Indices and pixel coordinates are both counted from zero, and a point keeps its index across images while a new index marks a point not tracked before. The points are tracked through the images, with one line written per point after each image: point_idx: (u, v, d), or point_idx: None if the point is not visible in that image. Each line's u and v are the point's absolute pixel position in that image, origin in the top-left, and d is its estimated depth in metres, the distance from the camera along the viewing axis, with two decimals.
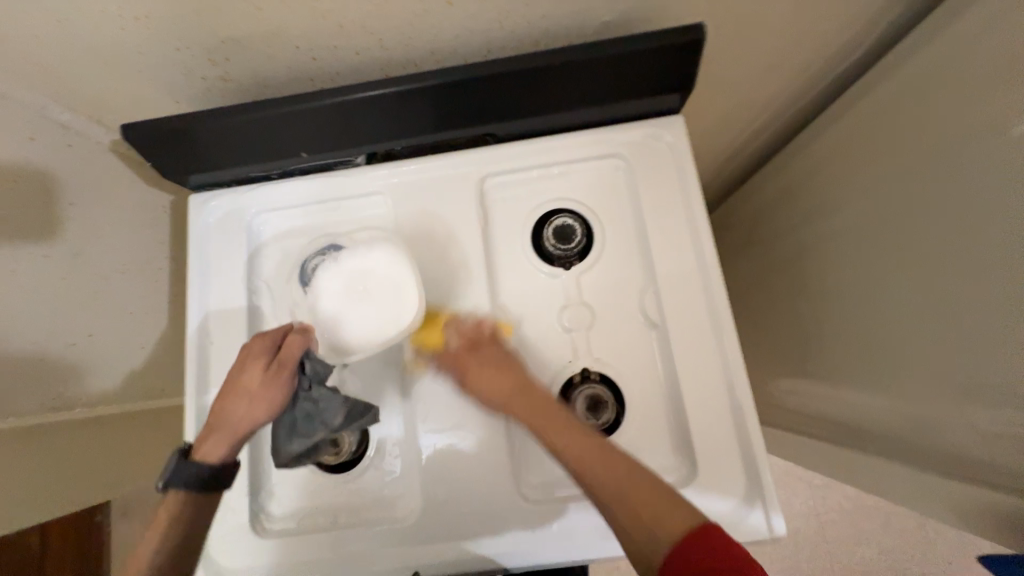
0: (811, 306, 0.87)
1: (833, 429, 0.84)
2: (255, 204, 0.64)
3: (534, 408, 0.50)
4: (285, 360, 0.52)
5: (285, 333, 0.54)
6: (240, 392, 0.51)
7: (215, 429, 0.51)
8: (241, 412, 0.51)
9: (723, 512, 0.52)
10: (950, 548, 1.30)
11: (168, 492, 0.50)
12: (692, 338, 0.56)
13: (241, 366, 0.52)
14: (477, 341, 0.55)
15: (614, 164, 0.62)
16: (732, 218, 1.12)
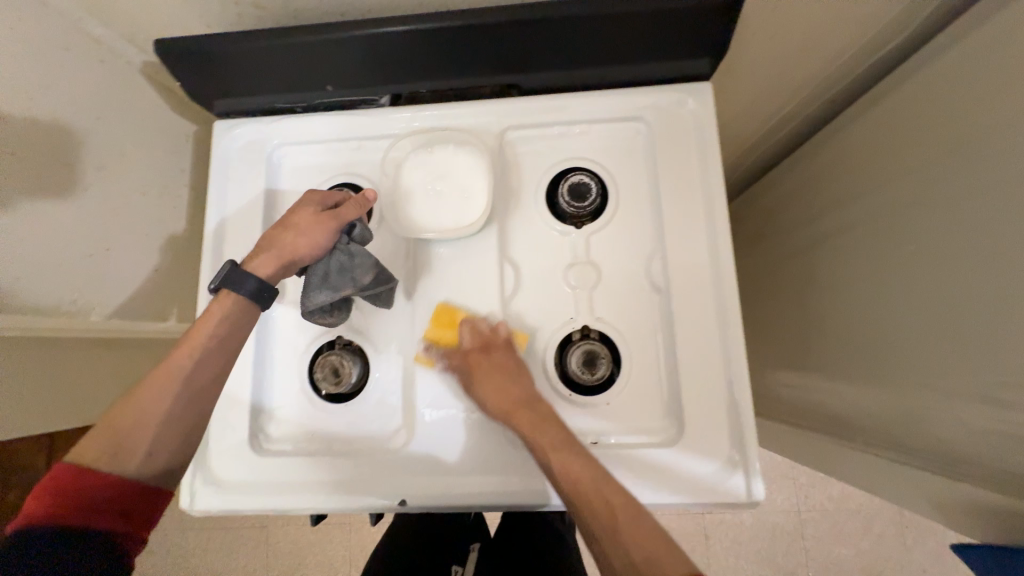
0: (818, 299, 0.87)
1: (828, 422, 0.84)
2: (278, 135, 0.65)
3: (536, 421, 0.51)
4: (341, 214, 0.55)
5: (343, 199, 0.58)
6: (294, 226, 0.54)
7: (266, 251, 0.54)
8: (291, 242, 0.53)
9: (705, 475, 0.53)
10: (926, 555, 1.31)
11: (218, 293, 0.52)
12: (695, 306, 0.56)
13: (298, 207, 0.56)
14: (489, 344, 0.57)
15: (635, 128, 0.62)
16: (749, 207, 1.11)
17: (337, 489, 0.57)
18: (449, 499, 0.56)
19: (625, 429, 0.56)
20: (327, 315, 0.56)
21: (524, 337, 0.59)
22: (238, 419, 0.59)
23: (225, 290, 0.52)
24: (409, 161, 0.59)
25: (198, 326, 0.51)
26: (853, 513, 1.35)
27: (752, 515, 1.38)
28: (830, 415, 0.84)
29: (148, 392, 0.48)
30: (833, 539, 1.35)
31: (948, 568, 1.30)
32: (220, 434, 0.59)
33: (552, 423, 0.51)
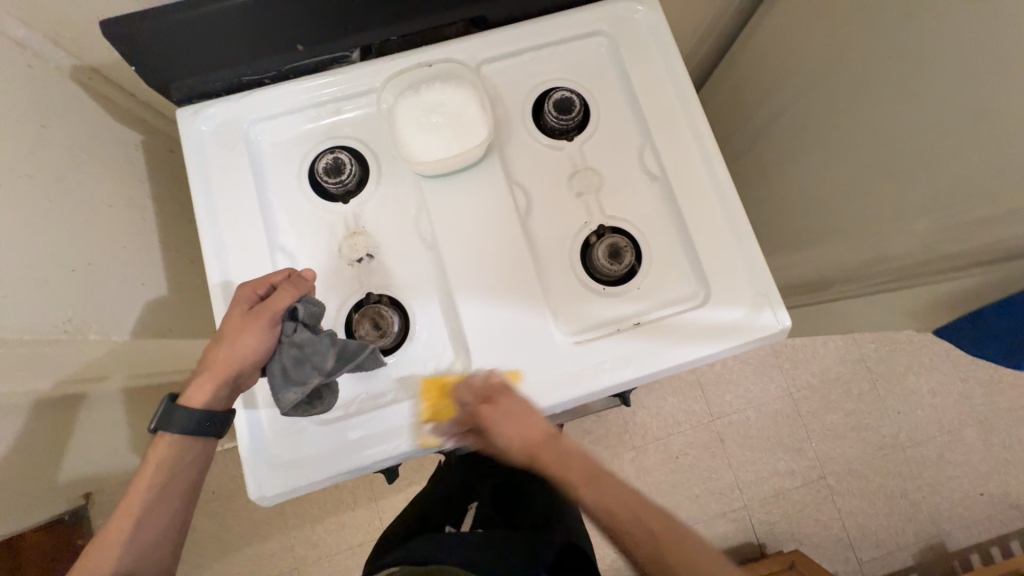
0: (778, 179, 0.98)
1: (810, 282, 0.97)
2: (252, 112, 0.63)
3: (559, 456, 0.55)
4: (267, 308, 0.55)
5: (270, 283, 0.57)
6: (224, 339, 0.55)
7: (201, 375, 0.56)
8: (224, 356, 0.55)
9: (738, 319, 0.59)
10: (897, 400, 1.52)
11: (161, 433, 0.57)
12: (690, 182, 0.63)
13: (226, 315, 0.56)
14: (491, 394, 0.56)
15: (596, 42, 0.68)
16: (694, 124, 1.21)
17: (409, 433, 0.57)
18: None
19: (658, 304, 0.62)
20: (307, 408, 0.55)
21: (519, 375, 0.59)
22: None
23: (162, 430, 0.57)
24: (396, 107, 0.60)
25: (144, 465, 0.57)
26: (834, 382, 1.52)
27: (753, 409, 1.51)
28: (812, 280, 0.96)
29: (113, 523, 0.56)
30: (823, 409, 1.51)
31: (916, 404, 1.51)
32: (276, 416, 0.58)
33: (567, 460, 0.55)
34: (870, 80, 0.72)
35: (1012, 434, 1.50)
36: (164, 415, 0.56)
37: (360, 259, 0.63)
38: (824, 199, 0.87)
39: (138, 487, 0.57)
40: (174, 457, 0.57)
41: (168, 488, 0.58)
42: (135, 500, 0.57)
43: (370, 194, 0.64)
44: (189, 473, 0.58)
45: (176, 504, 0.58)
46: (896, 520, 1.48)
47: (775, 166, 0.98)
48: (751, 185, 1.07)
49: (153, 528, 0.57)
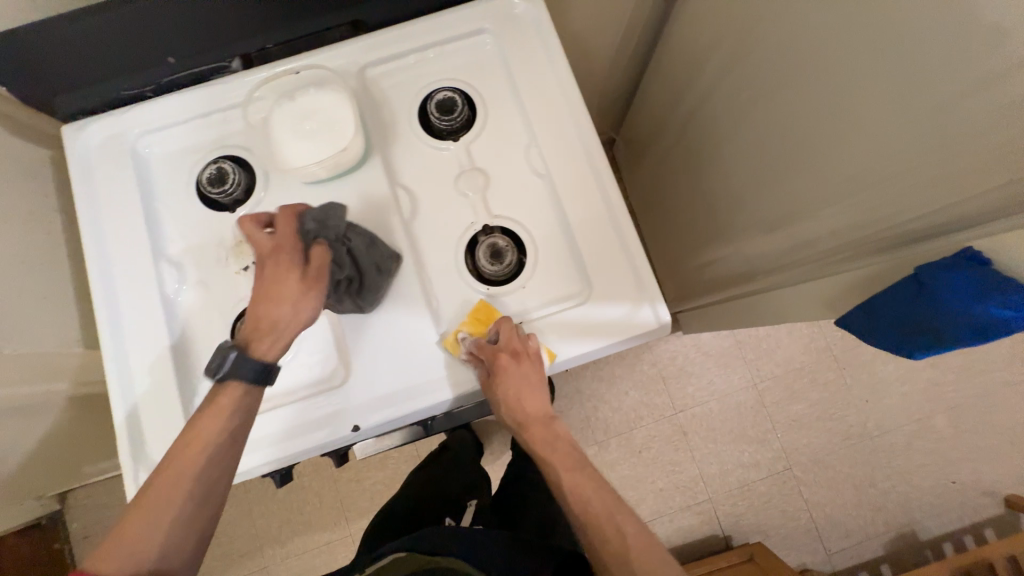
0: (708, 167, 0.97)
1: (743, 272, 0.95)
2: (136, 126, 0.64)
3: (548, 436, 0.60)
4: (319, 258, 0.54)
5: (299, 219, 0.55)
6: (286, 290, 0.53)
7: (266, 328, 0.53)
8: (293, 308, 0.53)
9: (618, 316, 0.59)
10: (864, 388, 1.49)
11: (229, 381, 0.52)
12: (573, 178, 0.62)
13: (275, 262, 0.53)
14: (518, 351, 0.57)
15: (481, 39, 0.67)
16: (641, 110, 1.20)
17: (290, 437, 0.58)
18: (406, 410, 0.58)
19: (541, 304, 0.61)
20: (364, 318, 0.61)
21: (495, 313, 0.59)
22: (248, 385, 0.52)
23: (232, 379, 0.52)
24: (271, 115, 0.60)
25: (202, 421, 0.51)
26: (799, 371, 1.50)
27: (716, 401, 1.50)
28: (747, 273, 0.94)
29: (146, 508, 0.48)
30: (789, 399, 1.49)
31: (884, 392, 1.48)
32: (155, 425, 0.59)
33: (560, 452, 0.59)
34: (768, 67, 0.70)
35: (983, 420, 1.47)
36: (235, 363, 0.51)
37: (245, 266, 0.62)
38: (746, 188, 0.86)
39: (165, 476, 0.49)
40: (210, 435, 0.50)
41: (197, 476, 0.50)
42: (163, 489, 0.49)
43: (256, 201, 0.64)
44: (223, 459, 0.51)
45: (196, 501, 0.50)
46: (865, 510, 1.45)
47: (706, 157, 0.96)
48: (690, 175, 1.05)
49: (174, 528, 0.48)
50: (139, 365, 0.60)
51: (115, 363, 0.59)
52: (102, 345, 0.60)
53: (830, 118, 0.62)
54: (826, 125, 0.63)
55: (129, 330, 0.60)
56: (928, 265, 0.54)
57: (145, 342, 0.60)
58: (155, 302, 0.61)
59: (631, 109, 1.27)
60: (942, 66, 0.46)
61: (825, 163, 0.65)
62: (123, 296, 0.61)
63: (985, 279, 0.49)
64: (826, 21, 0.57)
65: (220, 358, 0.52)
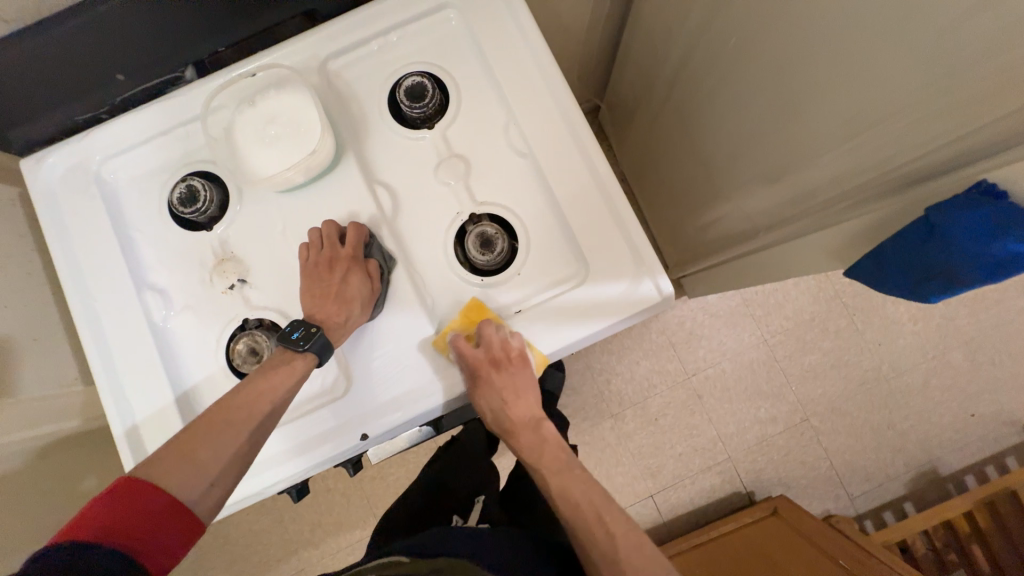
0: (699, 124, 0.92)
1: (745, 230, 0.92)
2: (96, 152, 0.61)
3: (534, 441, 0.60)
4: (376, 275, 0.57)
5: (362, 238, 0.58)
6: (351, 292, 0.55)
7: (334, 315, 0.55)
8: (352, 310, 0.55)
9: (619, 294, 0.57)
10: (876, 332, 1.47)
11: (306, 355, 0.53)
12: (558, 155, 0.59)
13: (348, 266, 0.56)
14: (501, 358, 0.56)
15: (445, 15, 0.63)
16: (624, 71, 1.14)
17: (300, 453, 0.57)
18: (412, 414, 0.56)
19: (539, 289, 0.59)
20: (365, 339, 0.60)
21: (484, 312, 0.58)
22: (273, 383, 0.51)
23: (311, 353, 0.53)
24: (234, 124, 0.57)
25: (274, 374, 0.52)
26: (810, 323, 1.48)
27: (728, 361, 1.49)
28: (748, 231, 0.91)
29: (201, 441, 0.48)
30: (801, 352, 1.48)
31: (897, 333, 1.46)
32: None
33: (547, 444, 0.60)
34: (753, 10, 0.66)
35: (999, 351, 1.45)
36: (310, 342, 0.52)
37: (231, 286, 0.60)
38: (742, 144, 0.82)
39: (206, 424, 0.48)
40: (257, 394, 0.50)
41: (233, 432, 0.49)
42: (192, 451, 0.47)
43: (233, 217, 0.61)
44: (262, 419, 0.50)
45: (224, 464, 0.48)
46: (885, 453, 1.46)
47: (696, 116, 0.92)
48: (681, 136, 1.01)
49: (199, 484, 0.46)
50: (138, 396, 0.59)
51: (113, 399, 0.58)
52: (97, 382, 0.59)
53: (824, 57, 0.58)
54: (820, 65, 0.58)
55: (123, 363, 0.59)
56: (934, 205, 0.51)
57: (140, 373, 0.59)
58: (144, 332, 0.60)
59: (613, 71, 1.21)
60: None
61: (823, 107, 0.61)
62: (110, 329, 0.60)
63: (998, 214, 0.46)
64: None
65: (299, 331, 0.53)
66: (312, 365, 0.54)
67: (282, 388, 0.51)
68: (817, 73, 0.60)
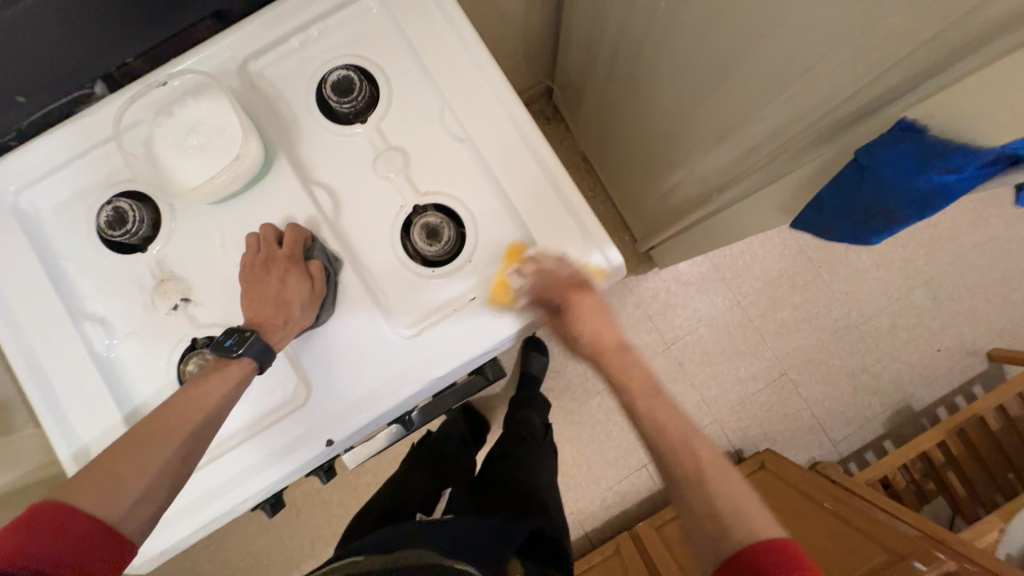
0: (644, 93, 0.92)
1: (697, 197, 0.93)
2: (10, 182, 0.58)
3: (630, 364, 0.58)
4: (317, 276, 0.55)
5: (300, 240, 0.56)
6: (288, 296, 0.53)
7: (272, 318, 0.52)
8: (290, 313, 0.53)
9: (571, 267, 0.57)
10: (842, 282, 1.51)
11: (242, 359, 0.51)
12: (497, 137, 0.59)
13: (284, 269, 0.53)
14: (574, 283, 0.56)
15: (365, 4, 0.61)
16: (569, 48, 1.13)
17: (267, 466, 0.56)
18: (377, 412, 0.55)
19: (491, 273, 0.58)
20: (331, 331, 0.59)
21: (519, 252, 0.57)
22: (208, 391, 0.49)
23: (246, 358, 0.51)
24: (154, 139, 0.55)
25: (211, 384, 0.50)
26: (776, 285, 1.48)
27: (704, 326, 1.51)
28: (704, 195, 0.92)
29: (132, 456, 0.46)
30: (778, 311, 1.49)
31: (862, 280, 1.51)
32: None
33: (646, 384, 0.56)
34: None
35: (957, 286, 1.51)
36: (244, 346, 0.51)
37: (174, 306, 0.58)
38: (686, 108, 0.82)
39: (139, 442, 0.46)
40: (187, 406, 0.49)
41: (160, 447, 0.47)
42: (130, 465, 0.45)
43: (167, 235, 0.59)
44: (196, 429, 0.49)
45: (154, 478, 0.46)
46: (861, 396, 1.51)
47: (640, 86, 0.92)
48: (630, 108, 1.01)
49: (125, 504, 0.44)
50: (87, 431, 0.56)
51: (62, 436, 0.56)
52: (43, 421, 0.56)
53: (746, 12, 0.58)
54: (745, 20, 0.59)
55: (68, 399, 0.57)
56: (865, 146, 0.52)
57: (86, 407, 0.57)
58: (87, 364, 0.57)
59: (559, 49, 1.20)
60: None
61: (755, 62, 0.61)
62: (49, 365, 0.57)
63: (925, 147, 0.46)
64: None
65: (231, 337, 0.51)
66: (249, 370, 0.52)
67: (215, 397, 0.50)
68: (744, 29, 0.59)
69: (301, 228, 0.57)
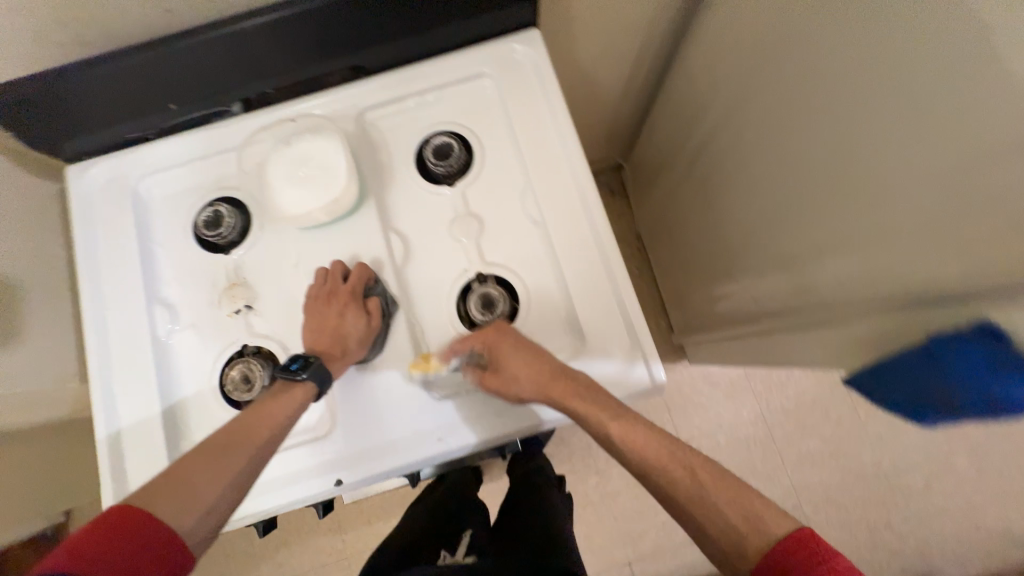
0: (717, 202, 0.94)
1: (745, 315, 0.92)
2: (137, 168, 0.65)
3: (585, 391, 0.52)
4: (373, 313, 0.57)
5: (363, 279, 0.59)
6: (342, 333, 0.55)
7: (327, 350, 0.54)
8: (343, 349, 0.55)
9: (612, 372, 0.57)
10: (878, 426, 1.43)
11: (304, 383, 0.52)
12: (571, 228, 0.61)
13: (343, 307, 0.56)
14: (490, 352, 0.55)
15: (481, 83, 0.67)
16: (652, 139, 1.18)
17: (274, 489, 0.57)
18: (391, 465, 0.56)
19: None
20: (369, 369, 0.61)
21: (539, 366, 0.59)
22: (270, 411, 0.50)
23: (307, 383, 0.52)
24: (268, 163, 0.61)
25: (276, 405, 0.51)
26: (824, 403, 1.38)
27: (723, 434, 1.45)
28: (754, 313, 0.91)
29: (203, 464, 0.45)
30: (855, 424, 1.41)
31: (900, 431, 1.42)
32: (139, 469, 0.58)
33: (606, 411, 0.51)
34: (781, 109, 0.68)
35: (1006, 464, 1.39)
36: (309, 370, 0.52)
37: (237, 310, 0.62)
38: (756, 228, 0.83)
39: (202, 452, 0.46)
40: (257, 421, 0.49)
41: (231, 460, 0.47)
42: (198, 475, 0.45)
43: (251, 245, 0.64)
44: (259, 449, 0.48)
45: (221, 494, 0.45)
46: (878, 555, 1.39)
47: (713, 194, 0.95)
48: (700, 208, 1.03)
49: (192, 516, 0.43)
50: (127, 406, 0.60)
51: (103, 406, 0.59)
52: (92, 387, 0.60)
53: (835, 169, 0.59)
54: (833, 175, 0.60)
55: (121, 372, 0.60)
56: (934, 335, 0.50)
57: (133, 384, 0.60)
58: (146, 344, 0.61)
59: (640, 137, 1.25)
60: (981, 122, 0.43)
61: (838, 212, 0.62)
62: (115, 336, 0.61)
63: (999, 357, 0.45)
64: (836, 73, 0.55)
65: (296, 361, 0.52)
66: (311, 394, 0.52)
67: (279, 419, 0.50)
68: (834, 181, 0.61)
69: (366, 266, 0.59)
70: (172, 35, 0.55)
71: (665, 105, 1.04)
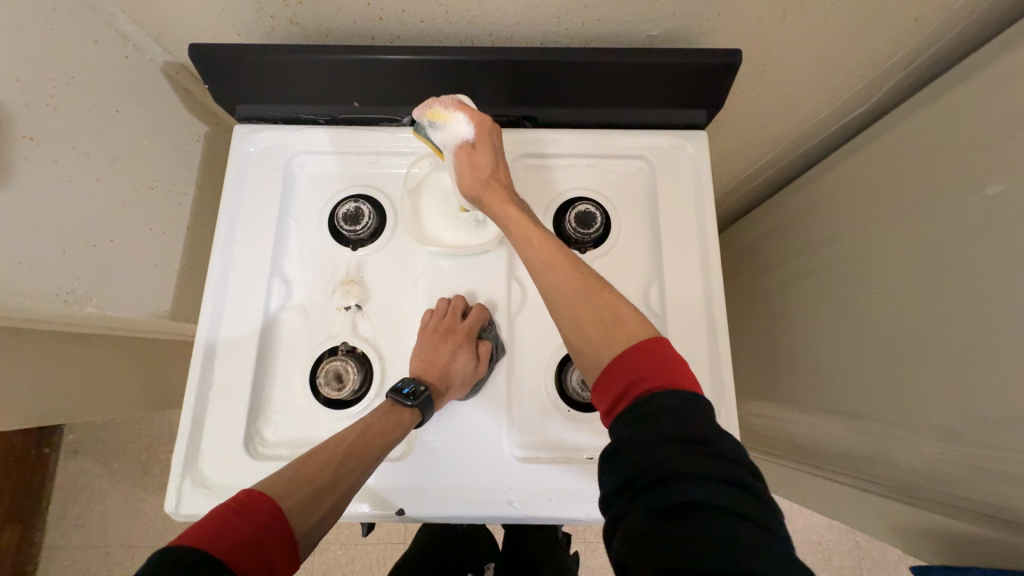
0: (782, 330, 0.93)
1: (788, 449, 0.91)
2: (298, 145, 0.68)
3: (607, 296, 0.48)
4: (482, 357, 0.59)
5: (480, 320, 0.61)
6: (450, 369, 0.58)
7: (434, 383, 0.57)
8: (445, 385, 0.57)
9: None
10: None
11: (411, 409, 0.55)
12: (686, 332, 0.62)
13: (459, 343, 0.58)
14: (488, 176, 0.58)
15: (636, 165, 0.69)
16: None
17: None
18: (457, 511, 0.56)
19: None
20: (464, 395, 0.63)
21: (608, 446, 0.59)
22: (382, 427, 0.53)
23: (411, 407, 0.55)
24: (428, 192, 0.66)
25: (386, 423, 0.53)
26: (840, 546, 1.23)
27: None
28: (793, 440, 0.90)
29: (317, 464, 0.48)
30: None
31: None
32: (215, 434, 0.59)
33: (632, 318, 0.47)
34: (894, 276, 0.68)
35: None
36: (417, 399, 0.55)
37: (347, 306, 0.63)
38: (816, 367, 0.82)
39: (325, 450, 0.50)
40: (370, 438, 0.52)
41: (348, 468, 0.49)
42: (314, 468, 0.48)
43: (377, 248, 0.65)
44: (370, 466, 0.51)
45: (334, 502, 0.47)
46: None
47: (777, 315, 0.95)
48: (757, 324, 1.02)
49: (313, 517, 0.45)
50: (220, 367, 0.61)
51: (201, 363, 0.61)
52: (195, 342, 0.61)
53: (954, 357, 0.59)
54: (947, 361, 0.60)
55: (226, 334, 0.62)
56: None
57: (234, 347, 0.61)
58: (256, 314, 0.62)
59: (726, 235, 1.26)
60: None
61: (931, 401, 0.61)
62: (230, 295, 0.63)
63: None
64: (990, 270, 0.55)
65: (408, 387, 0.56)
66: (415, 421, 0.56)
67: (390, 439, 0.53)
68: (932, 366, 0.61)
69: (484, 307, 0.62)
70: (377, 52, 0.59)
71: (757, 216, 1.04)
